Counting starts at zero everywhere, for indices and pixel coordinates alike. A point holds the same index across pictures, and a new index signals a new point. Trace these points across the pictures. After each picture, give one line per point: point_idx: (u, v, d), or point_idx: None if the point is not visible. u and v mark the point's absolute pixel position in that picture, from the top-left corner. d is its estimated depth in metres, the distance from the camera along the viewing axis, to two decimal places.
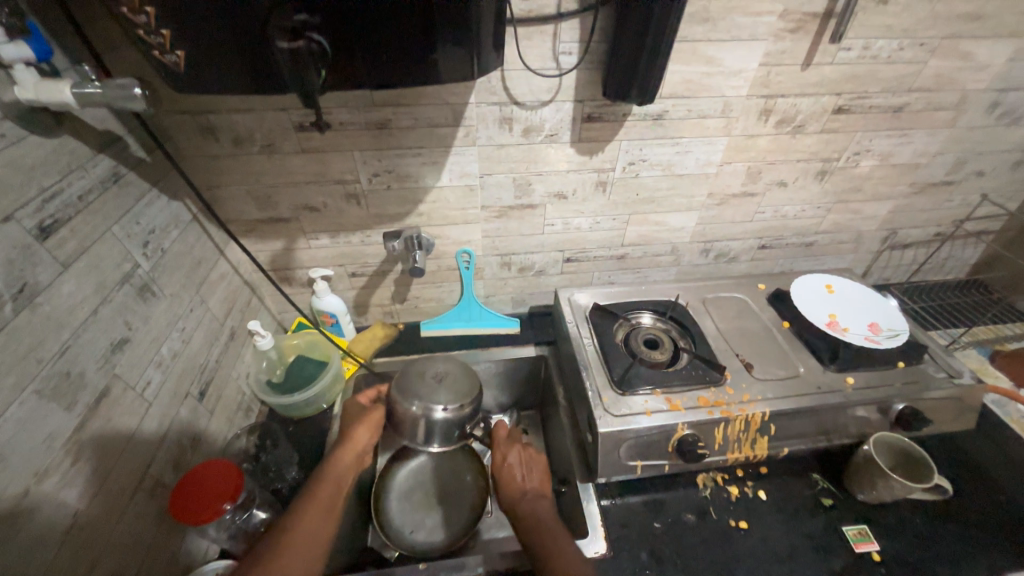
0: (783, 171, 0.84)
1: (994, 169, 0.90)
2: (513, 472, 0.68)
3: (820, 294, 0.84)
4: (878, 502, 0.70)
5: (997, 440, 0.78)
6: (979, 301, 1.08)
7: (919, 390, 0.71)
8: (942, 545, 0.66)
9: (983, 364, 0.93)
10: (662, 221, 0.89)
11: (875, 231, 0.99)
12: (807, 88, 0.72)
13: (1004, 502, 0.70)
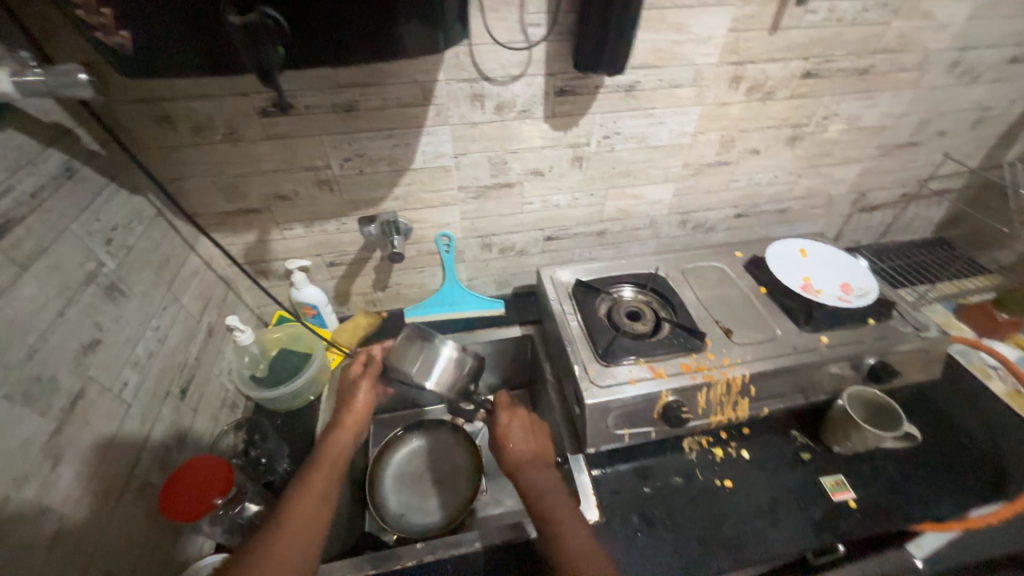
0: (755, 138, 0.85)
1: (955, 127, 0.93)
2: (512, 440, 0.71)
3: (794, 259, 0.87)
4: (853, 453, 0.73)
5: (961, 387, 0.83)
6: (944, 257, 1.12)
7: (889, 345, 0.74)
8: (911, 487, 0.70)
9: (949, 317, 0.96)
10: (639, 194, 0.89)
11: (845, 195, 1.02)
12: (775, 53, 0.73)
13: (968, 444, 0.75)
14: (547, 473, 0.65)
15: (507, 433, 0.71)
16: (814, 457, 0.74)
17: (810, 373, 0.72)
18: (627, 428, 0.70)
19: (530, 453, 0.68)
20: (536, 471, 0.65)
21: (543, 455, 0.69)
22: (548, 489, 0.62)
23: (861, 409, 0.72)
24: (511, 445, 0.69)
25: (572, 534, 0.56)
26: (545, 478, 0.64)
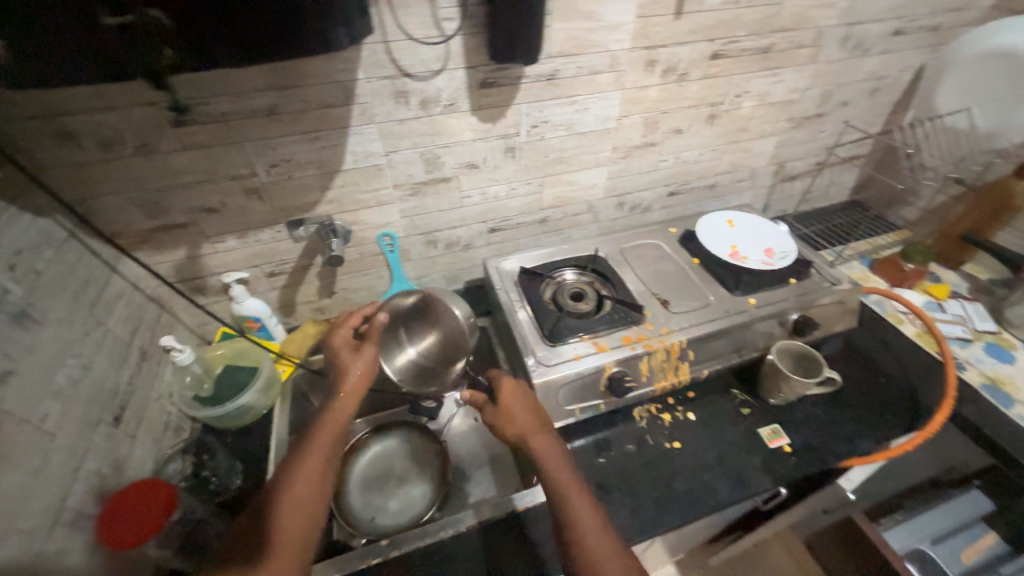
0: (676, 119, 0.89)
1: (855, 97, 1.01)
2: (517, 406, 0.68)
3: (722, 229, 0.92)
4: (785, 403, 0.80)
5: (877, 333, 0.91)
6: (859, 218, 1.22)
7: (807, 301, 0.81)
8: (838, 427, 0.77)
9: (865, 272, 1.06)
10: (575, 180, 0.92)
11: (767, 167, 1.09)
12: (683, 36, 0.77)
13: (884, 383, 0.82)
14: (552, 444, 0.63)
15: (510, 400, 0.67)
16: (753, 411, 0.79)
17: (740, 333, 0.78)
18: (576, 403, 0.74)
19: (536, 421, 0.66)
20: (543, 441, 0.63)
21: (549, 422, 0.67)
22: (553, 463, 0.61)
23: (789, 362, 0.78)
24: (513, 413, 0.66)
25: (577, 509, 0.56)
26: (549, 450, 0.62)
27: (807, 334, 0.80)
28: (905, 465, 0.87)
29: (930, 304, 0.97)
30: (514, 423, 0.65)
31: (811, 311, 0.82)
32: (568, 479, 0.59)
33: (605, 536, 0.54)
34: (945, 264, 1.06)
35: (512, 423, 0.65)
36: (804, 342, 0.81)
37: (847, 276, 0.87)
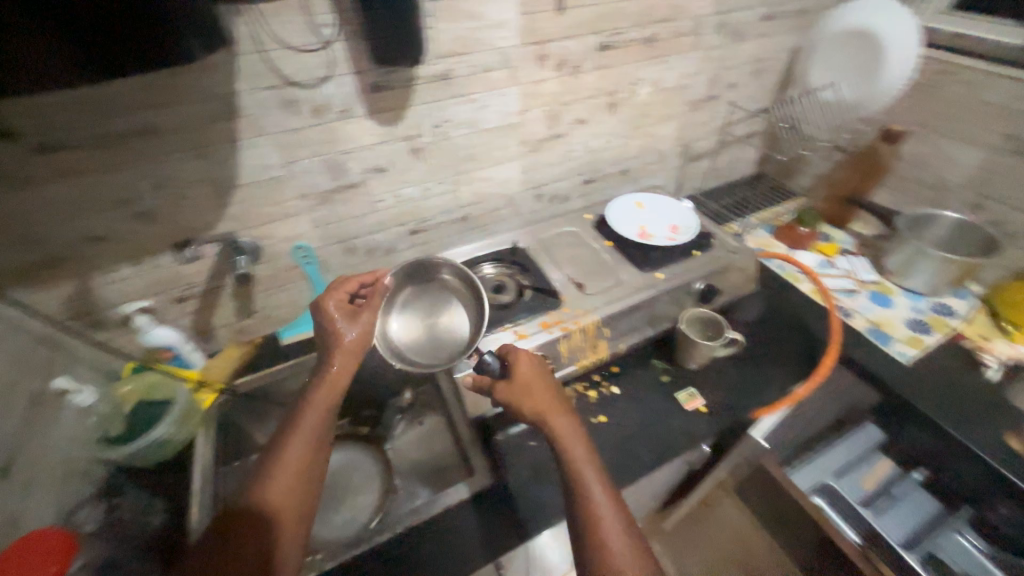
0: (578, 109, 0.93)
1: (742, 79, 1.10)
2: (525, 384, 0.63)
3: (632, 212, 0.98)
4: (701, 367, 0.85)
5: (779, 293, 0.99)
6: (763, 189, 1.32)
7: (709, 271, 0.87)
8: (746, 383, 0.83)
9: (768, 241, 1.16)
10: (488, 176, 0.94)
11: (673, 149, 1.15)
12: (569, 30, 0.81)
13: (784, 337, 0.90)
14: (569, 429, 0.59)
15: (528, 379, 0.63)
16: (672, 378, 0.85)
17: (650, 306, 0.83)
18: None
19: (555, 402, 0.62)
20: (563, 425, 0.59)
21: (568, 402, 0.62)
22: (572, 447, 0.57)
23: (700, 329, 0.84)
24: (532, 391, 0.61)
25: (593, 496, 0.54)
26: (566, 432, 0.59)
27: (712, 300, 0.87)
28: (815, 412, 0.94)
29: (824, 261, 1.08)
30: (530, 403, 0.61)
31: (714, 279, 0.88)
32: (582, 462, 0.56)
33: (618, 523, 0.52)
34: (835, 224, 1.18)
35: (529, 403, 0.61)
36: (712, 308, 0.87)
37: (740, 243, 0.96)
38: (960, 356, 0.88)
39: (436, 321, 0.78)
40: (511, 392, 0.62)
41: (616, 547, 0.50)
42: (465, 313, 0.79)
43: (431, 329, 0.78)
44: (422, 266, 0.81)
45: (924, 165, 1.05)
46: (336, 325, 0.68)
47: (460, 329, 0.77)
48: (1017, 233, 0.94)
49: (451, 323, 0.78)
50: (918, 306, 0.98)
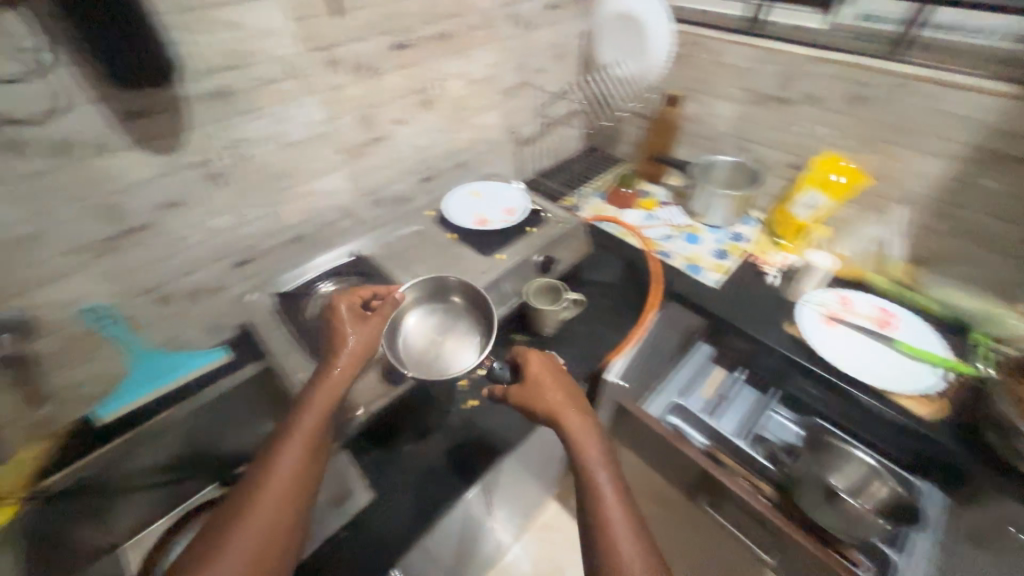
0: (391, 110, 0.93)
1: (546, 65, 1.19)
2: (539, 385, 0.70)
3: (468, 202, 1.03)
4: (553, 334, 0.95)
5: (612, 250, 1.12)
6: (593, 160, 1.47)
7: (544, 241, 0.97)
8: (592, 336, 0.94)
9: (601, 206, 1.29)
10: (313, 190, 0.90)
11: (502, 136, 1.22)
12: (355, 33, 0.80)
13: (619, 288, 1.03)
14: (579, 418, 0.66)
15: (543, 378, 0.71)
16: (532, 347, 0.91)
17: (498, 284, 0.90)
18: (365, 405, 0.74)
19: (564, 401, 0.68)
20: (574, 416, 0.66)
21: (578, 400, 0.69)
22: (580, 432, 0.65)
23: (545, 299, 0.91)
24: (545, 388, 0.70)
25: (595, 476, 0.60)
26: (573, 419, 0.66)
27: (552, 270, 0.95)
28: None
29: (646, 216, 1.25)
30: (541, 399, 0.69)
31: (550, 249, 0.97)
32: (587, 443, 0.64)
33: (617, 498, 0.58)
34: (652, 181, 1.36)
35: (543, 399, 0.69)
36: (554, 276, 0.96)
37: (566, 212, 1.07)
38: (750, 271, 1.08)
39: (443, 340, 0.81)
40: (529, 392, 0.70)
41: (615, 518, 0.56)
42: (469, 336, 0.82)
43: (435, 348, 0.80)
44: (438, 291, 0.85)
45: (701, 121, 1.25)
46: (344, 339, 0.69)
47: (463, 354, 0.80)
48: (770, 165, 1.17)
49: (456, 345, 0.81)
50: (720, 238, 1.17)
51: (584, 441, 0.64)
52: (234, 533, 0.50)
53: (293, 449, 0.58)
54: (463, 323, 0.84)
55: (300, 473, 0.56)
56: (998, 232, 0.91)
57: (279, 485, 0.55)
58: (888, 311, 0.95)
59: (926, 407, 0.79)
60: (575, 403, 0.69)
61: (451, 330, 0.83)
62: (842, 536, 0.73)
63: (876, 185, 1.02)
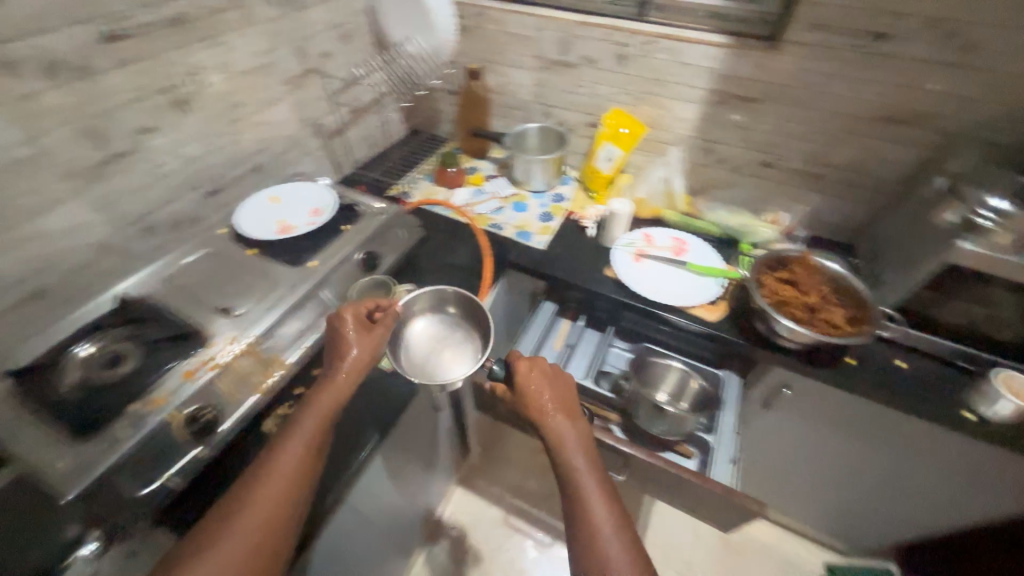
0: (131, 118, 0.77)
1: (332, 46, 1.10)
2: (530, 389, 0.71)
3: (267, 210, 0.93)
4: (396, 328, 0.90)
5: (446, 232, 1.12)
6: (417, 143, 1.43)
7: (362, 240, 0.93)
8: None
9: (432, 188, 1.27)
10: (40, 231, 0.71)
11: (301, 131, 1.11)
12: (31, 24, 0.62)
13: (456, 268, 1.04)
14: (563, 416, 0.69)
15: (529, 384, 0.71)
16: None
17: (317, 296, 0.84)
18: (163, 473, 0.62)
19: (558, 405, 0.70)
20: (558, 419, 0.69)
21: (569, 406, 0.71)
22: (562, 430, 0.67)
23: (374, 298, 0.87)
24: (532, 396, 0.71)
25: (579, 474, 0.63)
26: (556, 419, 0.68)
27: (379, 265, 0.91)
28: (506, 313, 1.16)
29: (475, 191, 1.27)
30: (530, 405, 0.70)
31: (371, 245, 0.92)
32: (571, 442, 0.66)
33: (600, 493, 0.61)
34: (479, 156, 1.39)
35: (536, 402, 0.70)
36: (383, 271, 0.92)
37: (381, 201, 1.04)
38: (574, 227, 1.18)
39: (442, 349, 0.84)
40: (523, 395, 0.71)
41: (597, 510, 0.59)
42: (466, 344, 0.85)
43: (435, 356, 0.83)
44: (441, 298, 0.89)
45: (506, 91, 1.29)
46: (345, 347, 0.69)
47: (461, 363, 0.82)
48: (573, 127, 1.27)
49: (452, 352, 0.84)
50: (543, 202, 1.25)
51: (569, 442, 0.66)
52: (221, 539, 0.53)
53: (292, 449, 0.60)
54: (463, 331, 0.87)
55: (289, 477, 0.58)
56: (741, 158, 1.11)
57: (273, 481, 0.58)
58: (680, 240, 1.10)
59: (712, 312, 0.97)
60: (563, 403, 0.71)
61: (452, 337, 0.86)
62: (671, 435, 0.88)
63: (654, 133, 1.17)
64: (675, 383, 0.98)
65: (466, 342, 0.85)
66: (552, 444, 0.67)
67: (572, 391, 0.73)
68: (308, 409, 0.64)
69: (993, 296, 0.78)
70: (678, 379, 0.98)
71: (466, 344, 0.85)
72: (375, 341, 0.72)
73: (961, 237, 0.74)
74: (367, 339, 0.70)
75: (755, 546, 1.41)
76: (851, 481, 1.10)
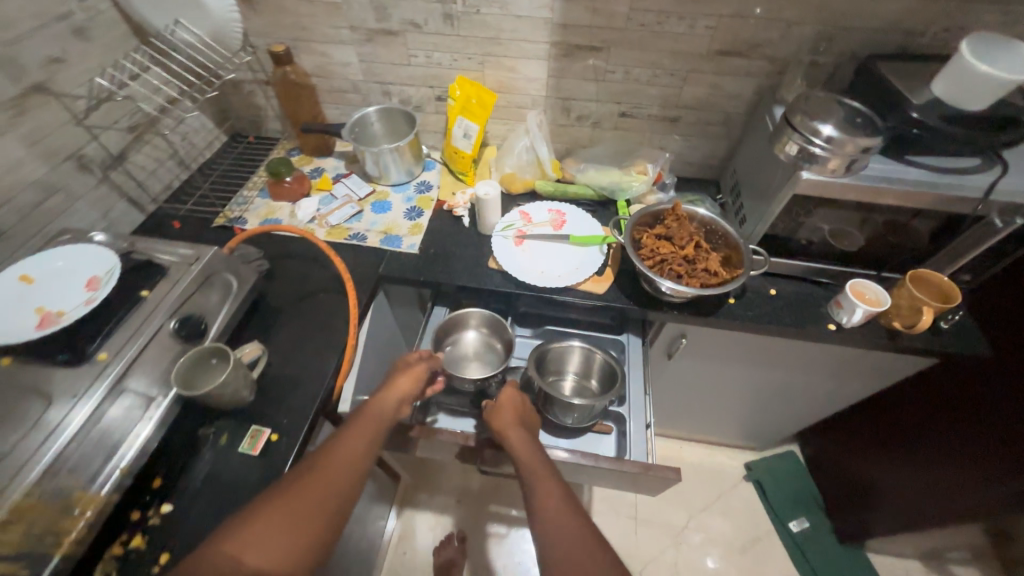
0: None
1: (63, 47, 0.79)
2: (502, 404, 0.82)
3: (15, 298, 0.68)
4: (250, 398, 0.76)
5: (298, 260, 0.96)
6: (240, 151, 1.18)
7: (170, 308, 0.71)
8: (302, 373, 0.81)
9: (270, 204, 1.06)
10: None
11: (54, 170, 0.81)
12: None
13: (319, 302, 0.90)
14: (525, 429, 0.78)
15: (505, 402, 0.82)
16: (230, 433, 0.73)
17: (115, 403, 0.64)
18: None
19: (524, 419, 0.81)
20: (516, 434, 0.77)
21: (530, 421, 0.82)
22: (519, 442, 0.75)
23: (214, 372, 0.73)
24: (503, 410, 0.81)
25: (538, 476, 0.70)
26: (518, 430, 0.77)
27: (203, 328, 0.74)
28: (384, 330, 1.05)
29: (325, 198, 1.08)
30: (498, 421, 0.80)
31: (187, 305, 0.74)
32: (533, 450, 0.74)
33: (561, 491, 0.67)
34: (322, 153, 1.17)
35: (505, 416, 0.80)
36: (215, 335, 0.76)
37: (179, 246, 0.79)
38: (447, 218, 1.06)
39: (468, 361, 0.97)
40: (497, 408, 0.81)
41: (552, 500, 0.66)
42: (489, 366, 0.96)
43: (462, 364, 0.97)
44: (479, 321, 0.99)
45: (330, 73, 1.08)
46: (395, 380, 0.76)
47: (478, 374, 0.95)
48: (420, 103, 1.12)
49: (478, 366, 0.97)
50: (407, 195, 1.10)
51: (530, 452, 0.74)
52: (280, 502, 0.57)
53: (348, 461, 0.64)
54: (493, 354, 0.98)
55: (344, 475, 0.62)
56: (600, 111, 1.05)
57: (325, 482, 0.61)
58: (557, 211, 1.05)
59: (601, 283, 0.94)
60: (525, 418, 0.81)
61: (484, 356, 0.98)
62: (585, 421, 0.85)
63: (508, 98, 1.07)
64: (581, 361, 0.94)
65: (492, 360, 0.97)
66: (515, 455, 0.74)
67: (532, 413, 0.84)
68: (353, 428, 0.68)
69: (833, 215, 0.82)
70: (582, 357, 0.93)
71: (487, 362, 0.96)
72: (419, 376, 0.79)
73: (801, 167, 0.77)
74: (412, 372, 0.78)
75: (688, 470, 1.52)
76: (752, 397, 1.19)
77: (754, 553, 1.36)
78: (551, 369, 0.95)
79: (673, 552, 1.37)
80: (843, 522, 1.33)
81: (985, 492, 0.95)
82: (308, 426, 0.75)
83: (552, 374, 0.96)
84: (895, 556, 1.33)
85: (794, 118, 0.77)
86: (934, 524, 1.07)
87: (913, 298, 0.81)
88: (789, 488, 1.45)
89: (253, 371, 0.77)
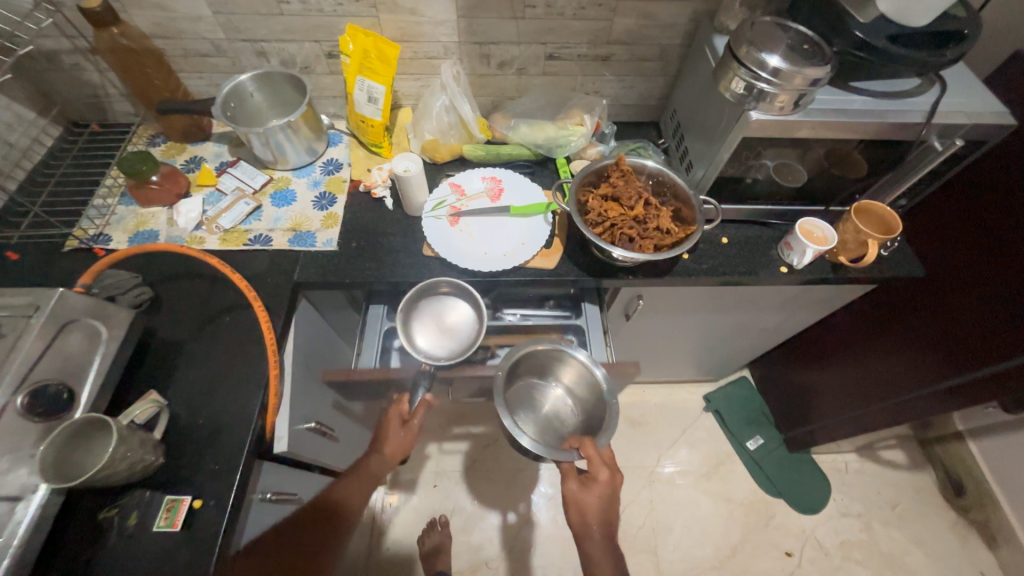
0: None
1: None
2: (580, 499, 0.72)
3: None
4: (159, 463, 0.64)
5: (188, 280, 0.80)
6: (82, 147, 0.93)
7: (12, 382, 0.55)
8: (219, 418, 0.68)
9: (137, 213, 0.85)
10: None
11: None
12: None
13: (224, 330, 0.76)
14: (603, 524, 0.71)
15: (592, 493, 0.71)
16: (141, 507, 0.62)
17: None
18: None
19: (604, 518, 0.71)
20: (593, 538, 0.70)
21: (609, 521, 0.71)
22: (595, 548, 0.69)
23: (99, 448, 0.59)
24: (590, 499, 0.71)
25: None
26: (592, 525, 0.71)
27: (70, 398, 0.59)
28: (316, 338, 0.92)
29: (210, 195, 0.89)
30: (579, 515, 0.72)
31: (36, 374, 0.57)
32: (604, 554, 0.69)
33: None
34: (196, 137, 0.95)
35: (590, 512, 0.71)
36: (92, 402, 0.61)
37: None
38: (365, 202, 0.92)
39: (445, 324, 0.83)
40: (575, 494, 0.72)
41: None
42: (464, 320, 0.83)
43: (439, 326, 0.83)
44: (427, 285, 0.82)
45: (179, 32, 0.84)
46: (385, 440, 0.76)
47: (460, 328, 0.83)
48: (307, 63, 0.92)
49: (451, 334, 0.83)
50: (313, 178, 0.93)
51: (602, 553, 0.69)
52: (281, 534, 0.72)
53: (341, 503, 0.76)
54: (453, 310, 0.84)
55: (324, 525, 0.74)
56: (524, 55, 0.91)
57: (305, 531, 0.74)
58: (492, 179, 0.94)
59: (550, 256, 0.85)
60: (609, 504, 0.72)
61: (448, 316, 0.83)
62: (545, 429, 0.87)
63: (414, 48, 0.90)
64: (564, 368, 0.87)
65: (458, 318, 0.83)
66: (583, 548, 0.70)
67: (615, 507, 0.73)
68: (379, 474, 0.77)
69: (781, 153, 0.78)
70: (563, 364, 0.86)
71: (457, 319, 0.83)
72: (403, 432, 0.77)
73: (750, 106, 0.70)
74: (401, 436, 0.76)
75: (652, 412, 1.57)
76: (710, 339, 1.20)
77: (719, 475, 1.46)
78: (526, 365, 0.87)
79: (648, 492, 1.43)
80: (790, 432, 1.44)
81: (913, 397, 1.02)
82: (240, 477, 0.64)
83: (528, 372, 0.90)
84: (835, 453, 1.48)
85: (738, 50, 0.69)
86: (868, 429, 1.16)
87: (858, 232, 0.80)
88: (742, 410, 1.54)
89: (154, 431, 0.65)
